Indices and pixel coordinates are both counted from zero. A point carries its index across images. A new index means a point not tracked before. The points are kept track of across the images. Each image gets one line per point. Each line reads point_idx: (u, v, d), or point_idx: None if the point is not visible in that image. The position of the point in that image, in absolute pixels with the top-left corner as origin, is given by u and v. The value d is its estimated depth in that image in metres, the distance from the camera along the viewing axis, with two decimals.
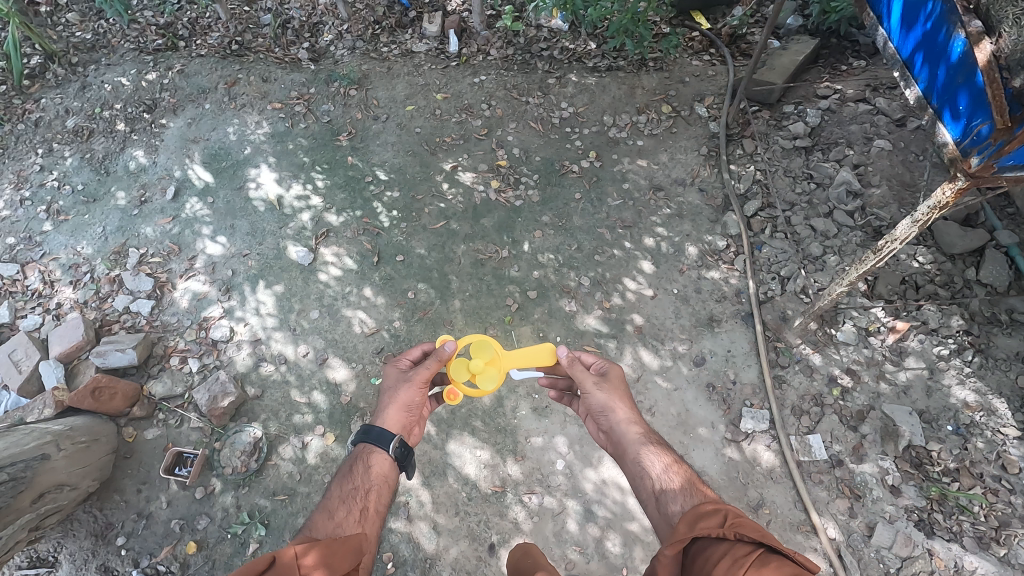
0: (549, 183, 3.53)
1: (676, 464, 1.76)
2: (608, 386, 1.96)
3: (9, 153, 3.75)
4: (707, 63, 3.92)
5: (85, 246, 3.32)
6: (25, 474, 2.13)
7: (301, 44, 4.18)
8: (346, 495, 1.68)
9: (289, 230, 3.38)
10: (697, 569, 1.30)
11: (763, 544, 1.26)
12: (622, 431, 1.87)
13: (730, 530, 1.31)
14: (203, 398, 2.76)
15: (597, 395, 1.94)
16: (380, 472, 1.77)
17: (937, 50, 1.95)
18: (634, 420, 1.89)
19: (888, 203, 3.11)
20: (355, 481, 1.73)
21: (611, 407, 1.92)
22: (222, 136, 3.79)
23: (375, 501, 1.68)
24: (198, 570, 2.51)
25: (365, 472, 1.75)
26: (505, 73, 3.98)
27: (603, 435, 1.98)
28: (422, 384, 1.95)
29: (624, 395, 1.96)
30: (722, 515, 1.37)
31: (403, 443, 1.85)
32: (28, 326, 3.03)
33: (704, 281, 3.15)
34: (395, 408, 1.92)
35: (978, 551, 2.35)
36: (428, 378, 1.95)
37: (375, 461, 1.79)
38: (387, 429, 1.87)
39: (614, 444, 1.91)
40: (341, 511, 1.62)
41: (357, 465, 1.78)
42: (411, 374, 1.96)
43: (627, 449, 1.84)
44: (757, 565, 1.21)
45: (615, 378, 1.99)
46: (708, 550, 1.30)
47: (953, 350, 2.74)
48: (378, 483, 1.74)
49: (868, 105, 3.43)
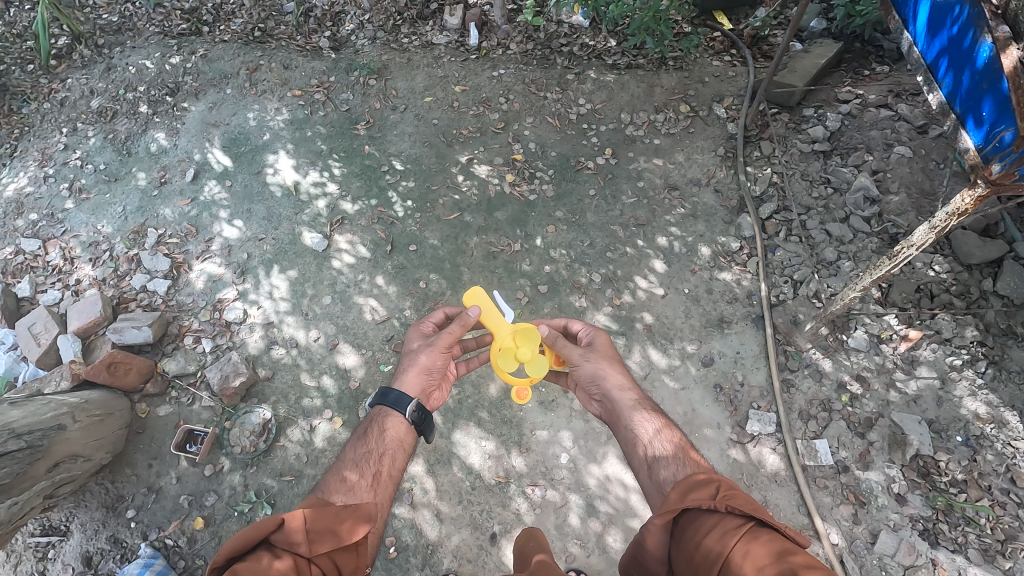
0: (563, 179, 3.53)
1: (667, 428, 1.81)
2: (597, 354, 2.01)
3: (35, 131, 3.82)
4: (727, 63, 3.89)
5: (105, 225, 3.38)
6: (43, 442, 2.18)
7: (322, 33, 4.22)
8: (358, 458, 1.73)
9: (304, 216, 3.41)
10: (687, 539, 1.35)
11: (754, 517, 1.30)
12: (615, 398, 1.91)
13: (721, 502, 1.34)
14: (216, 377, 2.81)
15: (586, 366, 1.98)
16: (395, 436, 1.83)
17: (960, 55, 1.94)
18: (626, 387, 1.93)
19: (906, 211, 3.06)
20: (371, 443, 1.79)
21: (601, 375, 1.96)
22: (242, 121, 3.83)
23: (388, 465, 1.74)
24: (204, 546, 2.55)
25: (380, 435, 1.81)
26: (524, 67, 3.98)
27: (595, 404, 2.02)
28: (444, 349, 2.02)
29: (614, 363, 2.00)
30: (715, 486, 1.40)
31: (419, 407, 1.91)
32: (47, 301, 3.09)
33: (716, 282, 3.14)
34: (416, 370, 1.99)
35: (982, 563, 2.33)
36: (450, 342, 2.01)
37: (390, 424, 1.85)
38: (405, 393, 1.93)
39: (607, 411, 1.95)
40: (353, 474, 1.66)
41: (372, 428, 1.83)
42: (433, 339, 2.02)
43: (621, 416, 1.88)
44: (748, 536, 1.26)
45: (601, 346, 2.05)
46: (699, 522, 1.35)
47: (966, 361, 2.71)
48: (392, 446, 1.79)
49: (890, 111, 3.39)
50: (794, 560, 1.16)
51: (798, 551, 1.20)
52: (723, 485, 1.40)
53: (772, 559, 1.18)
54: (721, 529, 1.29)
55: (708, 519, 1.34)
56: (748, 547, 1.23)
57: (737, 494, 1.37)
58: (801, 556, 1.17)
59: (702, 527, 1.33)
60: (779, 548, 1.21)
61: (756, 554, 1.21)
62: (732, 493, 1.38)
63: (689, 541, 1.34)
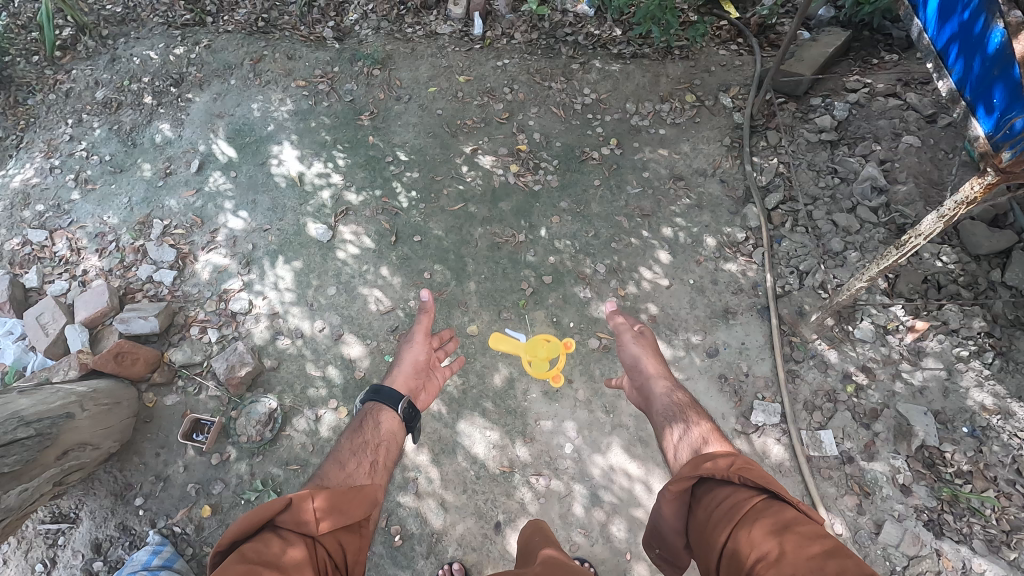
0: (568, 169, 3.52)
1: (695, 416, 2.00)
2: (643, 344, 2.34)
3: (41, 122, 3.83)
4: (734, 53, 3.84)
5: (111, 216, 3.39)
6: (52, 430, 2.20)
7: (326, 23, 4.20)
8: (356, 447, 1.78)
9: (309, 208, 3.41)
10: (701, 508, 1.47)
11: (766, 491, 1.38)
12: (652, 385, 2.20)
13: (736, 475, 1.43)
14: (222, 367, 2.82)
15: (631, 351, 2.32)
16: (388, 428, 1.92)
17: (971, 41, 1.91)
18: (663, 376, 2.21)
19: (914, 201, 3.03)
20: (366, 434, 1.87)
21: (642, 361, 2.28)
22: (247, 112, 3.83)
23: (385, 455, 1.81)
24: (212, 534, 2.58)
25: (374, 427, 1.90)
26: (529, 57, 3.95)
27: (635, 393, 2.29)
28: (423, 340, 2.30)
29: (656, 356, 2.32)
30: (731, 460, 1.49)
31: (410, 404, 2.04)
32: (55, 291, 3.12)
33: (721, 273, 3.13)
34: (409, 364, 2.24)
35: (987, 554, 2.33)
36: (425, 332, 2.31)
37: (384, 417, 1.95)
38: (395, 391, 2.05)
39: (644, 398, 2.22)
40: (351, 463, 1.71)
41: (366, 419, 1.93)
42: (412, 335, 2.31)
43: (655, 402, 2.13)
44: (757, 508, 1.33)
45: (648, 341, 2.37)
46: (713, 492, 1.46)
47: (973, 352, 2.69)
48: (387, 437, 1.88)
49: (898, 100, 3.35)
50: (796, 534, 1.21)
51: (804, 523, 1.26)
52: (739, 460, 1.48)
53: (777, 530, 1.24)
54: (733, 503, 1.38)
55: (723, 491, 1.43)
56: (757, 517, 1.30)
57: (751, 469, 1.45)
58: (806, 527, 1.23)
59: (718, 498, 1.43)
60: (785, 519, 1.27)
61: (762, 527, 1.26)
62: (747, 467, 1.45)
63: (704, 511, 1.45)
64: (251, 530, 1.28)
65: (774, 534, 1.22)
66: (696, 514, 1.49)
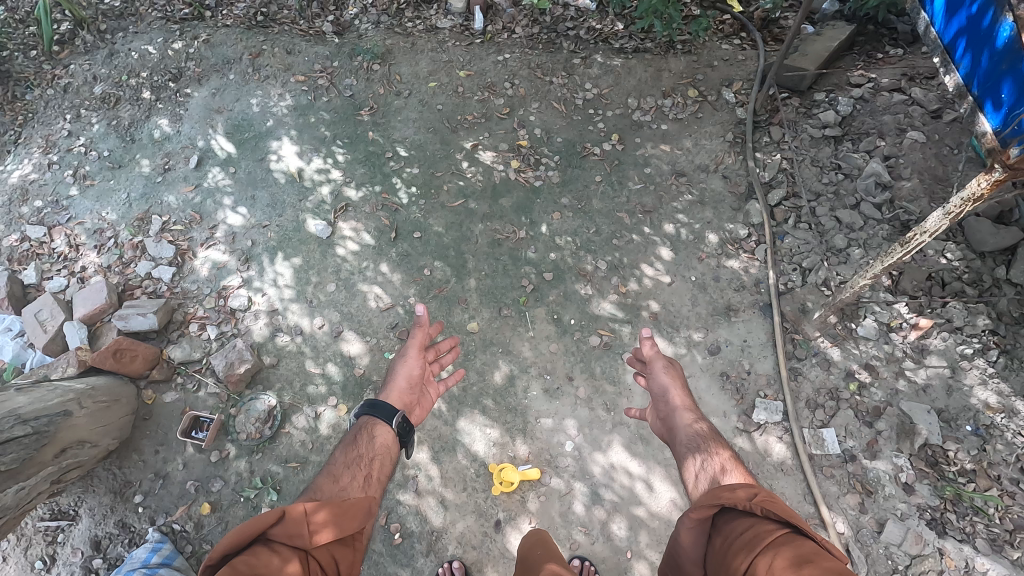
0: (569, 165, 3.49)
1: (718, 447, 1.93)
2: (672, 373, 2.26)
3: (39, 118, 3.81)
4: (737, 47, 3.81)
5: (110, 212, 3.38)
6: (48, 428, 2.19)
7: (326, 17, 4.17)
8: (350, 461, 1.75)
9: (308, 204, 3.39)
10: (721, 537, 1.47)
11: (789, 524, 1.37)
12: (676, 415, 2.13)
13: (758, 505, 1.43)
14: (220, 365, 2.81)
15: (660, 378, 2.26)
16: (383, 443, 1.86)
17: (980, 35, 1.88)
18: (688, 408, 2.14)
19: (918, 197, 3.01)
20: (359, 448, 1.81)
21: (669, 390, 2.21)
22: (246, 107, 3.80)
23: (377, 470, 1.77)
24: (211, 531, 2.57)
25: (369, 442, 1.84)
26: (530, 52, 3.92)
27: (659, 422, 2.23)
28: (416, 354, 2.22)
29: (683, 385, 2.24)
30: (753, 492, 1.49)
31: (404, 419, 1.96)
32: (53, 288, 3.10)
33: (723, 270, 3.10)
34: (403, 381, 2.15)
35: (990, 553, 2.30)
36: (419, 346, 2.22)
37: (378, 432, 1.88)
38: (390, 405, 1.97)
39: (667, 428, 2.15)
40: (345, 476, 1.69)
41: (361, 435, 1.87)
42: (405, 349, 2.24)
43: (679, 433, 2.07)
44: (778, 540, 1.32)
45: (675, 368, 2.30)
46: (733, 522, 1.46)
47: (977, 349, 2.67)
48: (381, 452, 1.83)
49: (903, 95, 3.31)
50: (815, 565, 1.20)
51: (826, 557, 1.24)
52: (762, 493, 1.48)
53: (797, 562, 1.23)
54: (753, 535, 1.37)
55: (743, 522, 1.44)
56: (777, 549, 1.29)
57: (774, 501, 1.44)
58: (828, 561, 1.22)
59: (740, 528, 1.43)
60: (806, 551, 1.26)
61: (783, 558, 1.26)
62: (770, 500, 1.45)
63: (723, 541, 1.45)
64: (243, 542, 1.27)
65: (794, 565, 1.22)
66: (716, 543, 1.48)
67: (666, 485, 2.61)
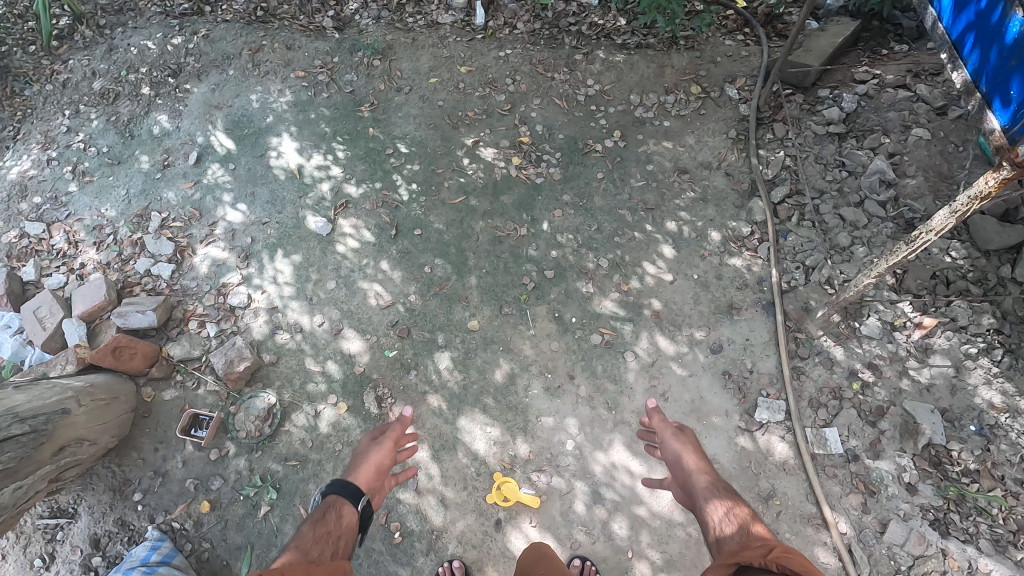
0: (571, 162, 3.47)
1: (739, 508, 1.73)
2: (683, 440, 2.11)
3: (38, 113, 3.79)
4: (740, 43, 3.78)
5: (109, 209, 3.36)
6: (47, 427, 2.18)
7: (326, 12, 4.13)
8: (317, 537, 1.68)
9: (308, 200, 3.37)
10: None
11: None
12: (692, 479, 1.93)
13: (772, 560, 1.31)
14: (220, 362, 2.80)
15: (670, 445, 2.10)
16: (349, 523, 1.79)
17: (988, 31, 1.85)
18: (704, 471, 1.96)
19: (923, 195, 2.98)
20: (328, 526, 1.74)
21: (682, 456, 2.04)
22: (245, 103, 3.78)
23: (343, 548, 1.70)
24: (211, 529, 2.56)
25: (336, 521, 1.77)
26: (532, 48, 3.89)
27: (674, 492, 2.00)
28: (391, 445, 2.12)
29: (698, 450, 2.07)
30: (769, 548, 1.37)
31: (368, 503, 1.91)
32: (52, 285, 3.09)
33: (726, 268, 3.08)
34: (369, 468, 2.01)
35: (994, 554, 2.28)
36: (393, 436, 2.13)
37: (346, 511, 1.81)
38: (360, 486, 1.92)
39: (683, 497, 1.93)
40: (314, 549, 1.61)
41: (329, 513, 1.79)
42: (380, 438, 2.13)
43: (697, 499, 1.85)
44: None
45: (688, 434, 2.15)
46: None
47: (982, 349, 2.65)
48: (348, 533, 1.76)
49: (908, 92, 3.28)
50: None
51: None
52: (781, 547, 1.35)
53: None
54: None
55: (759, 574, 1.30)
56: None
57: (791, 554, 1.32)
58: None
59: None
60: None
61: None
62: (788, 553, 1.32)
63: None
64: None
65: None
66: None
67: (667, 484, 2.59)
